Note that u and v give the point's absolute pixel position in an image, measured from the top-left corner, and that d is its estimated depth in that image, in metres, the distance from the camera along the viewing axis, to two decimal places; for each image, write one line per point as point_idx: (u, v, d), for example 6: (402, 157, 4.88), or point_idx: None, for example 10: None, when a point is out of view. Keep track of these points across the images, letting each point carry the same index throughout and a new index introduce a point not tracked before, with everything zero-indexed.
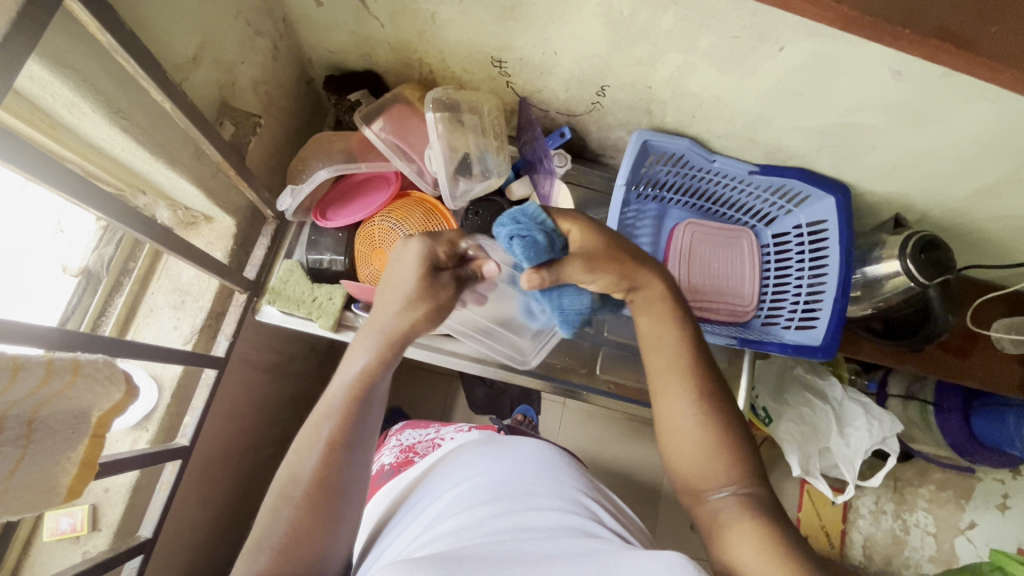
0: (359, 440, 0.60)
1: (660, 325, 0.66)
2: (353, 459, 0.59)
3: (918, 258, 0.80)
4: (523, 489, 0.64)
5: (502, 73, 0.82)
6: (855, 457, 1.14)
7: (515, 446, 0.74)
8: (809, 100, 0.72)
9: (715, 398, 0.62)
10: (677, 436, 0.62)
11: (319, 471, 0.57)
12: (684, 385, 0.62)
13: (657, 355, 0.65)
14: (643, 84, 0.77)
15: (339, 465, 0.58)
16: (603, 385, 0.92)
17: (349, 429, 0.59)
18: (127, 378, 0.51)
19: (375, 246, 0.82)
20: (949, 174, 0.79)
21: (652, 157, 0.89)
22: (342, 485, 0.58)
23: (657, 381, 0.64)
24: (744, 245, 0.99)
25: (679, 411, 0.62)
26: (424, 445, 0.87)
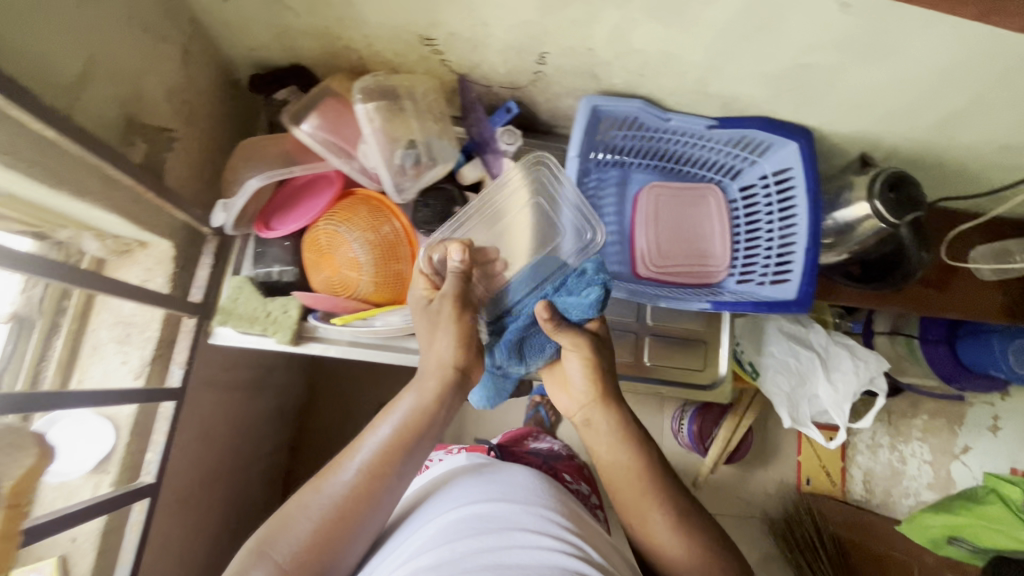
0: (389, 476, 0.59)
1: (611, 451, 0.70)
2: (385, 491, 0.59)
3: (886, 197, 0.77)
4: (506, 523, 0.59)
5: (433, 51, 0.76)
6: (844, 401, 1.13)
7: (507, 479, 0.69)
8: (758, 44, 0.67)
9: (692, 518, 0.65)
10: (661, 550, 0.65)
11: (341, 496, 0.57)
12: (659, 510, 0.65)
13: (618, 479, 0.69)
14: (584, 47, 0.72)
15: (366, 496, 0.58)
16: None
17: (379, 463, 0.59)
18: (41, 441, 0.51)
19: (322, 252, 0.76)
20: (912, 107, 0.75)
21: (605, 123, 0.85)
22: (364, 511, 0.58)
23: (630, 504, 0.67)
24: (711, 202, 0.96)
25: (656, 530, 0.65)
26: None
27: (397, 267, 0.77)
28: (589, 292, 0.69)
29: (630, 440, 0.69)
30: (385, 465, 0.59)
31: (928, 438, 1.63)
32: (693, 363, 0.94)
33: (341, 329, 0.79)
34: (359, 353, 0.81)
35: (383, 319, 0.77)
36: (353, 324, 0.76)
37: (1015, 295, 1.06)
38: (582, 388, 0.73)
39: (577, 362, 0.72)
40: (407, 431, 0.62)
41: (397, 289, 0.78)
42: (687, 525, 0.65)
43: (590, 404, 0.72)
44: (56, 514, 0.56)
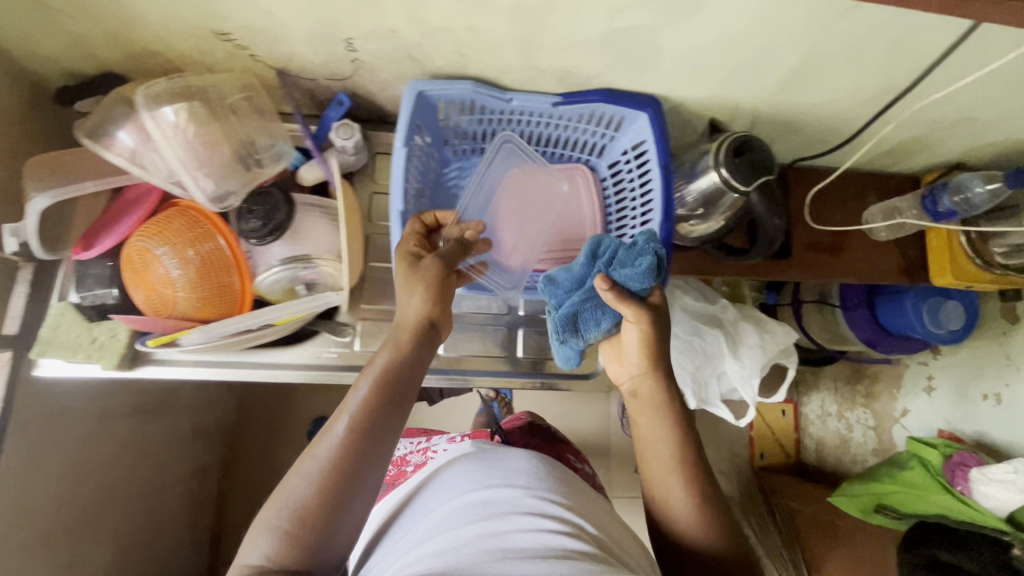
0: (379, 430, 0.55)
1: (652, 421, 0.70)
2: (379, 449, 0.55)
3: (731, 162, 0.73)
4: (506, 509, 0.60)
5: (236, 46, 0.71)
6: (752, 375, 1.09)
7: (504, 460, 0.69)
8: (559, 11, 0.62)
9: (711, 495, 0.68)
10: (677, 522, 0.67)
11: (336, 456, 0.53)
12: (682, 488, 0.67)
13: (653, 458, 0.69)
14: (385, 28, 0.67)
15: (359, 456, 0.54)
16: (469, 364, 0.88)
17: (367, 422, 0.55)
18: None
19: (138, 271, 0.71)
20: (750, 64, 0.71)
21: (442, 108, 0.80)
22: (362, 470, 0.54)
23: (655, 475, 0.69)
24: (580, 183, 0.90)
25: (677, 500, 0.67)
26: (417, 456, 0.86)
27: (225, 280, 0.72)
28: (644, 261, 0.66)
29: (670, 416, 0.69)
30: (367, 421, 0.55)
31: (871, 404, 1.60)
32: (570, 353, 0.91)
33: (157, 350, 0.73)
34: (206, 370, 0.80)
35: (185, 340, 0.72)
36: (161, 346, 0.72)
37: (914, 254, 1.02)
38: (636, 361, 0.70)
39: (633, 335, 0.69)
40: (389, 381, 0.58)
41: (228, 302, 0.74)
42: (698, 484, 0.67)
43: (641, 374, 0.70)
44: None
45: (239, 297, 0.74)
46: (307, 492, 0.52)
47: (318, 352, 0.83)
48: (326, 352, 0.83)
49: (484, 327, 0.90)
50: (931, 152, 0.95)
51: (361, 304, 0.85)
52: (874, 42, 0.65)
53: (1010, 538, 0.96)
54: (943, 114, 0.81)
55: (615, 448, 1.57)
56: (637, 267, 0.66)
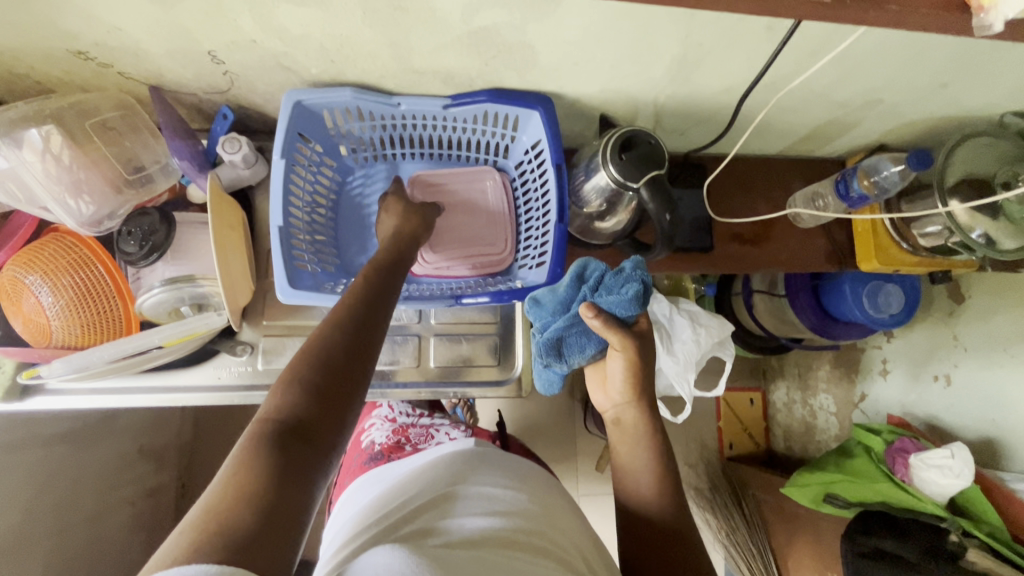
0: (379, 313, 0.58)
1: (633, 449, 0.70)
2: (381, 309, 0.59)
3: (618, 160, 0.71)
4: (505, 503, 0.61)
5: (100, 64, 0.69)
6: (687, 371, 1.07)
7: (507, 462, 0.71)
8: (415, 14, 0.60)
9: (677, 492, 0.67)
10: (636, 498, 0.68)
11: (350, 330, 0.54)
12: (646, 472, 0.68)
13: (631, 475, 0.69)
14: (246, 39, 0.65)
15: (366, 330, 0.55)
16: (383, 375, 0.87)
17: (373, 310, 0.58)
18: None
19: (13, 300, 0.70)
20: (631, 57, 0.68)
21: (329, 117, 0.78)
22: (373, 324, 0.56)
23: (624, 459, 0.71)
24: (488, 185, 0.89)
25: (640, 479, 0.68)
26: (417, 432, 0.91)
27: (106, 307, 0.71)
28: (629, 288, 0.67)
29: (649, 435, 0.69)
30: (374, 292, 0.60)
31: (832, 389, 1.58)
32: (485, 359, 0.89)
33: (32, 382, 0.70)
34: (99, 399, 0.79)
35: (47, 373, 0.69)
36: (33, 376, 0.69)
37: (840, 239, 0.99)
38: (620, 388, 0.71)
39: (618, 362, 0.70)
40: (390, 286, 0.63)
41: (111, 328, 0.72)
42: (662, 486, 0.67)
43: (625, 402, 0.72)
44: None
45: (123, 323, 0.73)
46: (329, 352, 0.51)
47: (219, 373, 0.81)
48: (226, 373, 0.81)
49: (395, 338, 0.87)
50: (849, 135, 0.92)
51: (261, 320, 0.83)
52: (748, 29, 0.62)
53: (948, 525, 0.95)
54: (847, 97, 0.79)
55: (573, 446, 1.54)
56: (623, 294, 0.67)
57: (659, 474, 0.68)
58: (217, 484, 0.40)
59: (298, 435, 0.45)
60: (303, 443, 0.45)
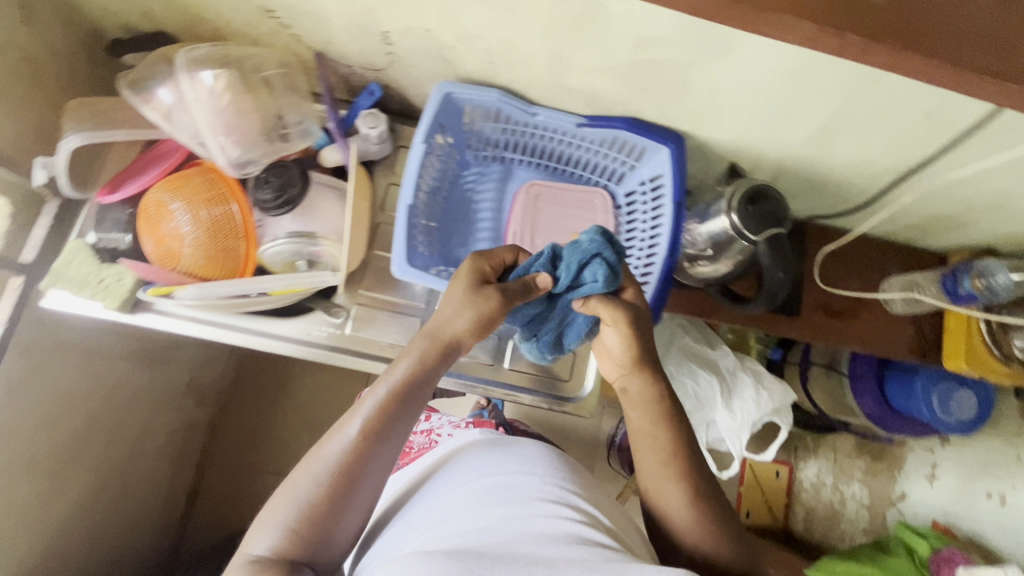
0: (385, 441, 0.59)
1: (644, 415, 0.69)
2: (386, 443, 0.59)
3: (742, 210, 0.72)
4: (528, 491, 0.63)
5: (280, 24, 0.74)
6: (742, 430, 1.07)
7: (518, 449, 0.71)
8: (592, 34, 0.63)
9: (709, 497, 0.66)
10: (671, 513, 0.66)
11: (346, 463, 0.57)
12: (678, 489, 0.66)
13: (652, 479, 0.67)
14: (422, 27, 0.69)
15: (360, 462, 0.58)
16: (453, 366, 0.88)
17: (375, 439, 0.59)
18: None
19: (150, 222, 0.74)
20: (778, 114, 0.70)
21: (468, 112, 0.81)
22: (367, 469, 0.58)
23: (650, 475, 0.68)
24: (596, 207, 0.91)
25: (670, 499, 0.66)
26: (423, 440, 0.94)
27: (231, 244, 0.75)
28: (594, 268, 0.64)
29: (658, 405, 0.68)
30: (384, 416, 0.60)
31: (871, 482, 1.52)
32: (557, 373, 0.90)
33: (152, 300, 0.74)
34: (198, 329, 0.82)
35: (180, 295, 0.73)
36: (158, 297, 0.73)
37: (928, 332, 0.98)
38: (620, 358, 0.69)
39: (615, 332, 0.68)
40: (406, 394, 0.61)
41: (226, 267, 0.76)
42: (696, 500, 0.65)
43: (629, 371, 0.69)
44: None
45: (241, 262, 0.76)
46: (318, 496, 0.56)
47: (311, 329, 0.84)
48: (316, 331, 0.84)
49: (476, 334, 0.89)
50: (960, 233, 0.91)
51: (357, 288, 0.86)
52: (906, 110, 0.63)
53: None
54: (976, 196, 0.78)
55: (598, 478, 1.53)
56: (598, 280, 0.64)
57: (691, 482, 0.66)
58: None
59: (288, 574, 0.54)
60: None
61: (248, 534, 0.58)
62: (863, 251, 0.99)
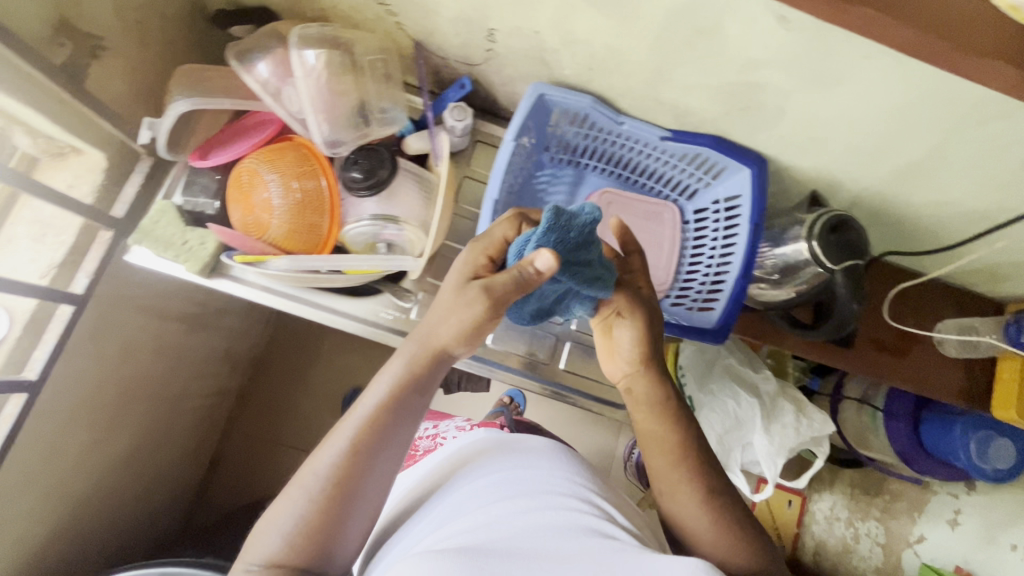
0: (378, 449, 0.58)
1: (652, 416, 0.70)
2: (376, 456, 0.58)
3: (825, 238, 0.72)
4: (536, 488, 0.63)
5: (387, 11, 0.76)
6: (778, 455, 1.07)
7: (526, 451, 0.69)
8: (701, 51, 0.64)
9: (723, 496, 0.66)
10: (684, 515, 0.66)
11: (340, 471, 0.57)
12: (690, 491, 0.66)
13: (666, 479, 0.68)
14: (530, 28, 0.70)
15: (356, 470, 0.57)
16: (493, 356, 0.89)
17: (370, 447, 0.58)
18: None
19: (241, 190, 0.76)
20: (869, 147, 0.71)
21: (555, 114, 0.83)
22: (360, 483, 0.57)
23: (661, 478, 0.68)
24: (664, 220, 0.92)
25: (683, 501, 0.66)
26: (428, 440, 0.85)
27: (315, 219, 0.77)
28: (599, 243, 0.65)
29: (665, 404, 0.70)
30: (376, 428, 0.59)
31: (887, 521, 1.46)
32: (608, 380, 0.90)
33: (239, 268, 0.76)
34: (271, 299, 0.84)
35: (271, 265, 0.75)
36: (247, 264, 0.75)
37: (977, 378, 0.98)
38: (628, 358, 0.71)
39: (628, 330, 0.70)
40: (405, 398, 0.61)
41: (310, 242, 0.77)
42: (710, 504, 0.66)
43: (636, 371, 0.71)
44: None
45: (322, 238, 0.78)
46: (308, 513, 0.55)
47: (377, 310, 0.86)
48: (383, 313, 0.86)
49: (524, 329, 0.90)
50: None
51: (426, 276, 0.87)
52: (1005, 156, 0.64)
53: None
54: None
55: None
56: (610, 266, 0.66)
57: (703, 481, 0.67)
58: None
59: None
60: None
61: (249, 543, 0.58)
62: (923, 291, 0.99)
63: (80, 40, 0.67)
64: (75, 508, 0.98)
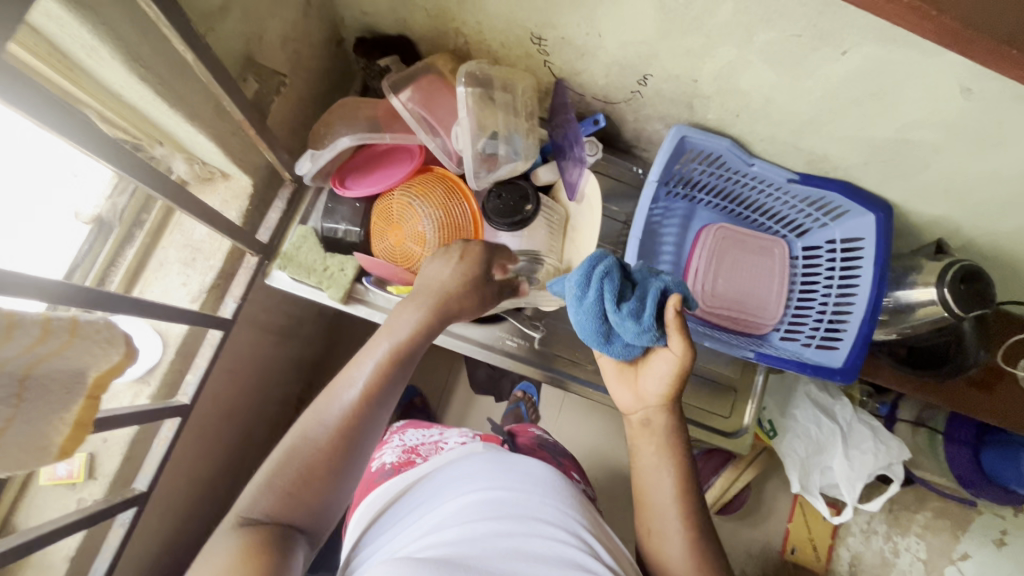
0: (381, 405, 0.60)
1: (658, 451, 0.72)
2: (380, 413, 0.60)
3: (957, 287, 0.76)
4: (525, 510, 0.62)
5: (540, 50, 0.77)
6: (858, 479, 1.11)
7: (518, 466, 0.69)
8: (866, 110, 0.67)
9: (703, 536, 0.70)
10: (664, 548, 0.71)
11: (347, 422, 0.58)
12: (678, 527, 0.70)
13: (658, 513, 0.71)
14: (688, 77, 0.72)
15: (362, 423, 0.58)
16: (558, 362, 0.90)
17: (376, 402, 0.60)
18: (129, 339, 0.47)
19: (391, 220, 0.78)
20: (1004, 203, 0.74)
21: (689, 153, 0.85)
22: (365, 434, 0.59)
23: (654, 513, 0.72)
24: (775, 255, 0.95)
25: (670, 538, 0.70)
26: (428, 448, 0.81)
27: None
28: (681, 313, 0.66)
29: (672, 446, 0.72)
30: (379, 386, 0.60)
31: (927, 536, 1.42)
32: (718, 409, 0.93)
33: (393, 299, 0.80)
34: None
35: None
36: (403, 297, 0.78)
37: None
38: (656, 392, 0.71)
39: (666, 363, 0.68)
40: (410, 357, 0.64)
41: None
42: (693, 543, 0.69)
43: (658, 406, 0.72)
44: (110, 414, 0.60)
45: None
46: (309, 458, 0.55)
47: (502, 338, 0.89)
48: (507, 340, 0.89)
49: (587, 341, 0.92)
50: None
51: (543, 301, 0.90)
52: None
53: None
54: None
55: None
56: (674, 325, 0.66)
57: (689, 520, 0.70)
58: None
59: (285, 536, 0.51)
60: (288, 543, 0.51)
61: (237, 504, 0.54)
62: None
63: (263, 75, 0.67)
64: (181, 520, 0.99)
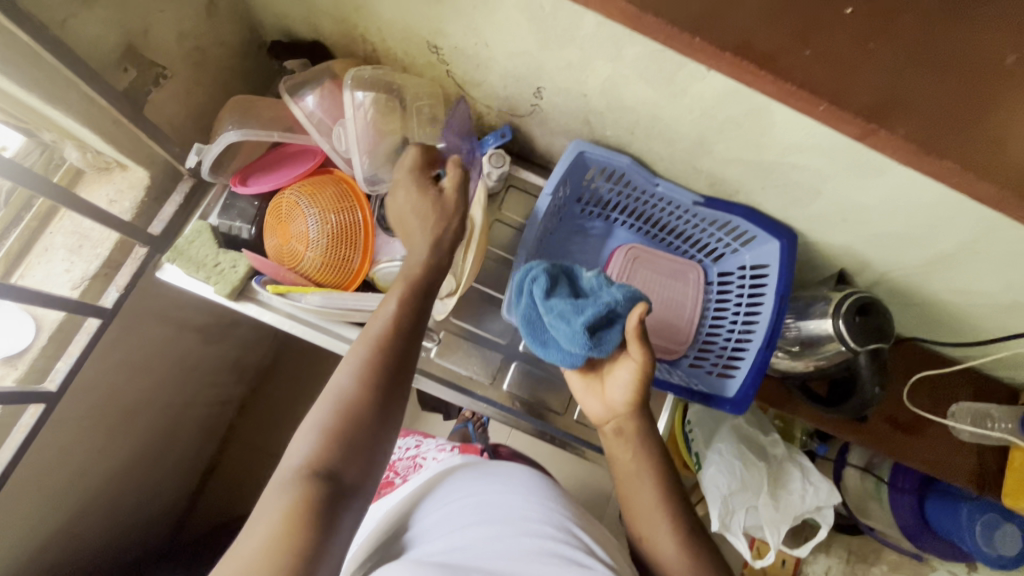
0: (408, 354, 0.59)
1: (635, 458, 0.69)
2: (407, 355, 0.59)
3: (851, 319, 0.75)
4: (508, 511, 0.58)
5: (440, 59, 0.78)
6: (782, 522, 1.05)
7: (501, 470, 0.65)
8: (744, 131, 0.66)
9: (694, 534, 0.65)
10: (663, 560, 0.65)
11: (379, 372, 0.56)
12: (667, 528, 0.65)
13: (644, 516, 0.67)
14: (578, 91, 0.72)
15: (392, 364, 0.57)
16: (532, 411, 0.86)
17: (402, 346, 0.59)
18: None
19: (280, 219, 0.78)
20: (901, 236, 0.71)
21: (592, 169, 0.85)
22: (397, 373, 0.57)
23: (640, 514, 0.67)
24: (689, 281, 0.92)
25: (662, 541, 0.65)
26: (407, 464, 0.78)
27: (350, 252, 0.79)
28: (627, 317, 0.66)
29: (647, 446, 0.69)
30: (400, 334, 0.59)
31: None
32: None
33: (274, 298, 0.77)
34: (293, 326, 0.79)
35: (306, 299, 0.76)
36: (281, 296, 0.76)
37: (989, 464, 0.92)
38: (620, 398, 0.69)
39: (628, 372, 0.67)
40: (423, 302, 0.62)
41: (342, 276, 0.79)
42: (688, 547, 0.64)
43: (626, 411, 0.69)
44: None
45: (352, 274, 0.80)
46: (350, 401, 0.54)
47: None
48: None
49: (483, 350, 0.88)
50: None
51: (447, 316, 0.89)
52: None
53: None
54: None
55: None
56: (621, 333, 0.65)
57: (673, 513, 0.66)
58: (256, 538, 0.45)
59: (334, 486, 0.50)
60: (336, 495, 0.49)
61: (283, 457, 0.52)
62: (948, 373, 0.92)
63: (141, 65, 0.71)
64: (72, 517, 0.96)
